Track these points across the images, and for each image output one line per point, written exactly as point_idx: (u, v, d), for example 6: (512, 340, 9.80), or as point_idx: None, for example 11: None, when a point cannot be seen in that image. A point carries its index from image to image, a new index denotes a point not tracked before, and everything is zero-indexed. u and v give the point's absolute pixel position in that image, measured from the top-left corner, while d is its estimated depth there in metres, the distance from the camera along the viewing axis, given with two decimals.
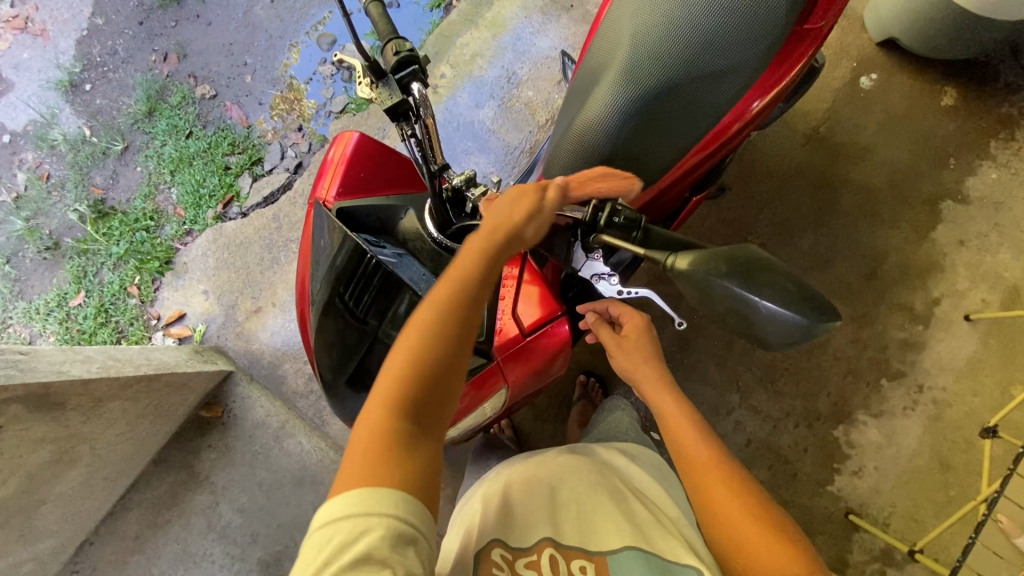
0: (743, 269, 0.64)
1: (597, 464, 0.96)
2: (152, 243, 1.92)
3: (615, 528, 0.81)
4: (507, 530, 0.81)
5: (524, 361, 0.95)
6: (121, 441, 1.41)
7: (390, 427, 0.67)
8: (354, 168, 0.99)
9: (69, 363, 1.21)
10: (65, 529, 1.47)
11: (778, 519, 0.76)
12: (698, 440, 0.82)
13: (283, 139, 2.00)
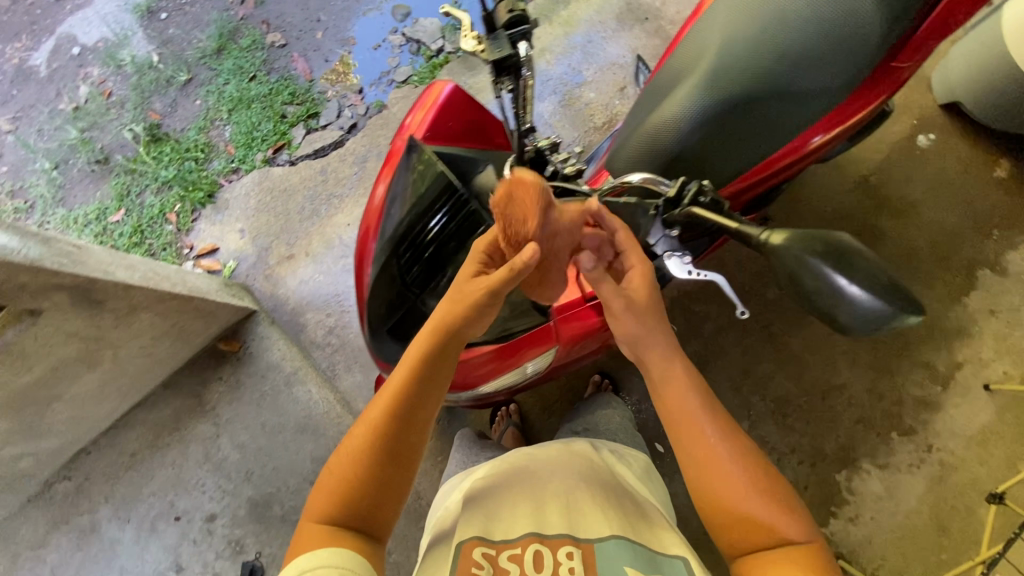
0: (839, 250, 0.59)
1: (580, 462, 1.03)
2: (198, 174, 1.95)
3: (602, 523, 0.89)
4: (502, 524, 0.89)
5: (581, 321, 1.01)
6: (141, 355, 1.42)
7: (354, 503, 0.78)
8: (444, 117, 1.01)
9: (115, 266, 1.20)
10: (69, 432, 1.49)
11: (786, 503, 0.80)
12: (705, 436, 0.82)
13: (341, 98, 2.02)
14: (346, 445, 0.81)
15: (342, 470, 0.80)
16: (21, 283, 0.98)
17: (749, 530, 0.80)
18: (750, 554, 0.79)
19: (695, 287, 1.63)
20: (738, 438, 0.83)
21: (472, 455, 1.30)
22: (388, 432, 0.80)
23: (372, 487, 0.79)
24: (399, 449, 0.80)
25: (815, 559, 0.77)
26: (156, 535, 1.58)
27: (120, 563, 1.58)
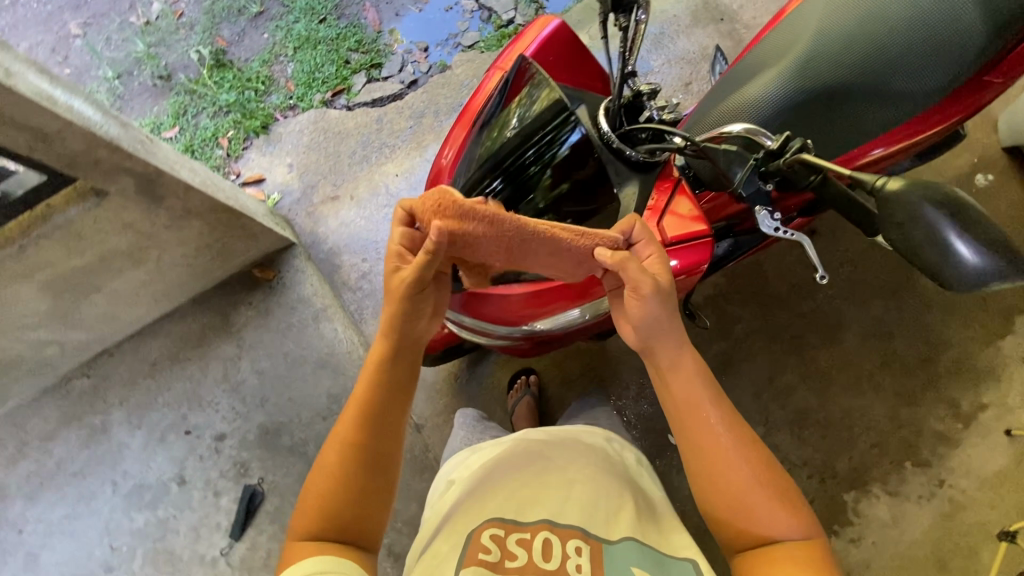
0: (957, 202, 0.54)
1: (591, 454, 1.01)
2: (254, 104, 1.96)
3: (613, 522, 0.87)
4: (506, 505, 0.88)
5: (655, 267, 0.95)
6: (181, 263, 1.43)
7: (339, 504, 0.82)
8: (545, 51, 1.04)
9: (180, 165, 1.20)
10: (98, 330, 1.50)
11: (791, 502, 0.76)
12: (710, 431, 0.79)
13: (406, 53, 2.01)
14: (319, 464, 0.85)
15: (318, 487, 0.82)
16: (98, 157, 0.99)
17: (747, 529, 0.76)
18: (751, 558, 0.75)
19: (731, 288, 1.64)
20: (741, 433, 0.79)
21: (477, 433, 1.30)
22: (356, 442, 0.85)
23: (347, 495, 0.82)
24: (372, 455, 0.85)
25: (821, 565, 0.72)
26: (164, 445, 1.59)
27: (125, 467, 1.59)
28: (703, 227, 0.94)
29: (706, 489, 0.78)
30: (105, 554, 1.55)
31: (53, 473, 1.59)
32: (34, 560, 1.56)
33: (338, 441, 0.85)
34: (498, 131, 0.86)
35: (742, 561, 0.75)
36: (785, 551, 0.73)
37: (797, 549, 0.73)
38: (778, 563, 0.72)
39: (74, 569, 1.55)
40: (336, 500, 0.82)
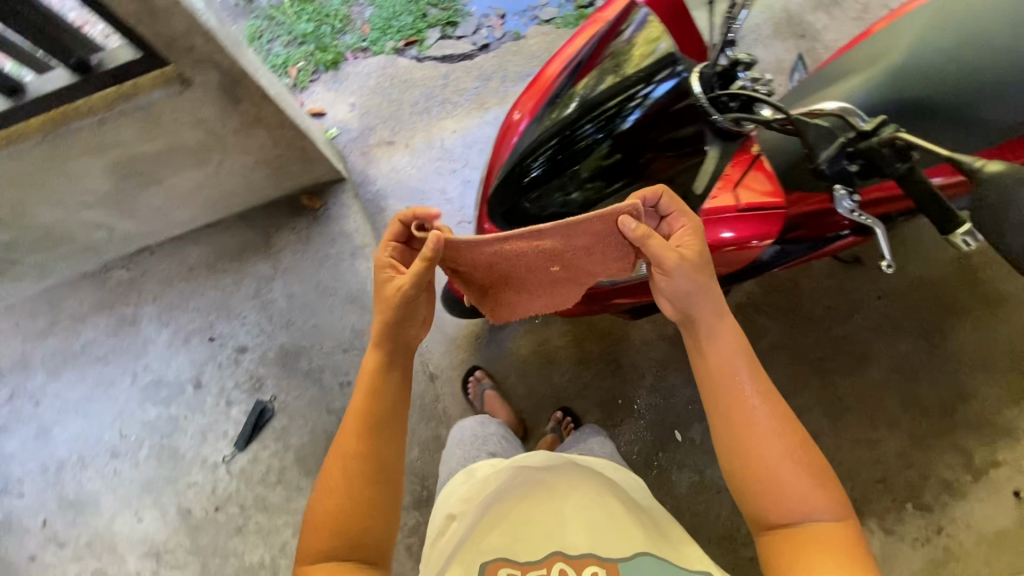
0: None
1: (593, 471, 1.00)
2: (328, 39, 1.98)
3: (626, 539, 0.86)
4: (513, 542, 0.86)
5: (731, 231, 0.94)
6: (238, 172, 1.46)
7: (351, 522, 0.78)
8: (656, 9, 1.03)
9: (262, 72, 1.23)
10: (147, 224, 1.54)
11: (825, 485, 0.76)
12: (748, 416, 0.78)
13: (483, 16, 2.02)
14: (325, 485, 0.81)
15: (329, 506, 0.79)
16: (193, 44, 1.02)
17: (779, 514, 0.76)
18: (783, 542, 0.75)
19: (765, 299, 1.64)
20: (781, 415, 0.78)
21: (474, 450, 1.20)
22: (363, 456, 0.81)
23: (360, 511, 0.79)
24: (381, 466, 0.82)
25: (851, 547, 0.73)
26: (187, 348, 1.63)
27: (147, 362, 1.63)
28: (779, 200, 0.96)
29: (740, 475, 0.78)
30: (114, 440, 1.59)
31: (78, 355, 1.64)
32: (45, 433, 1.61)
33: (344, 458, 0.82)
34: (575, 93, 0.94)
35: (773, 545, 0.76)
36: (816, 536, 0.74)
37: (828, 535, 0.74)
38: (810, 551, 0.73)
39: (81, 449, 1.60)
40: (346, 520, 0.79)
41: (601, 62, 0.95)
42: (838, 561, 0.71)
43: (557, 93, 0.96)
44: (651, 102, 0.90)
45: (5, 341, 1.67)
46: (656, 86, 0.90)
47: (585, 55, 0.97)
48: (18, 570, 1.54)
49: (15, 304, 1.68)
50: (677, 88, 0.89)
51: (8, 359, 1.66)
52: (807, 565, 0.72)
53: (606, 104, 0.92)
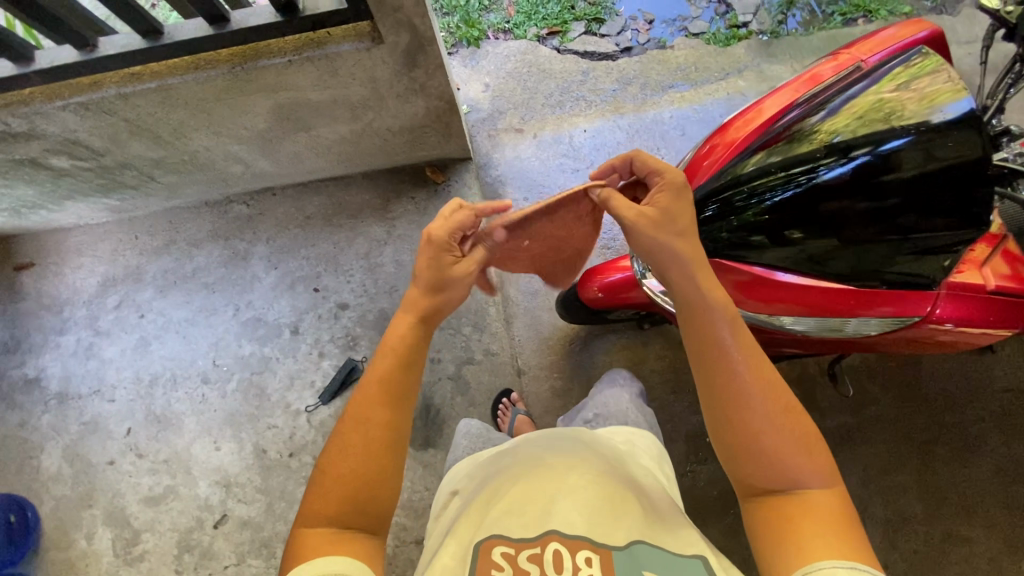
0: None
1: (597, 456, 0.89)
2: (473, 14, 1.96)
3: (623, 527, 0.75)
4: (510, 520, 0.75)
5: (969, 312, 0.82)
6: (381, 134, 1.46)
7: (354, 478, 0.73)
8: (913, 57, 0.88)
9: None
10: (281, 166, 1.57)
11: (814, 454, 0.73)
12: (735, 385, 0.75)
13: (631, 18, 1.96)
14: (327, 456, 0.75)
15: (331, 475, 0.74)
16: (401, 4, 1.02)
17: (774, 484, 0.72)
18: (778, 517, 0.71)
19: (880, 366, 1.57)
20: (768, 382, 0.75)
21: (480, 443, 1.28)
22: (370, 420, 0.75)
23: (364, 474, 0.74)
24: (386, 437, 0.75)
25: (843, 516, 0.70)
26: (291, 293, 1.66)
27: (250, 299, 1.67)
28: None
29: (728, 447, 0.75)
30: (206, 367, 1.64)
31: (188, 278, 1.69)
32: (144, 346, 1.67)
33: (357, 425, 0.75)
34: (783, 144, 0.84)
35: (766, 520, 0.72)
36: (812, 510, 0.70)
37: (824, 508, 0.70)
38: (805, 527, 0.69)
39: (175, 368, 1.65)
40: (347, 494, 0.73)
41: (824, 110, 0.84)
42: (835, 536, 0.67)
43: (770, 136, 0.86)
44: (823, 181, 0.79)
45: (123, 251, 1.73)
46: (843, 163, 0.79)
47: (792, 110, 0.87)
48: (97, 470, 1.60)
49: (139, 217, 1.74)
50: (860, 171, 0.78)
51: (122, 269, 1.72)
52: (806, 543, 0.67)
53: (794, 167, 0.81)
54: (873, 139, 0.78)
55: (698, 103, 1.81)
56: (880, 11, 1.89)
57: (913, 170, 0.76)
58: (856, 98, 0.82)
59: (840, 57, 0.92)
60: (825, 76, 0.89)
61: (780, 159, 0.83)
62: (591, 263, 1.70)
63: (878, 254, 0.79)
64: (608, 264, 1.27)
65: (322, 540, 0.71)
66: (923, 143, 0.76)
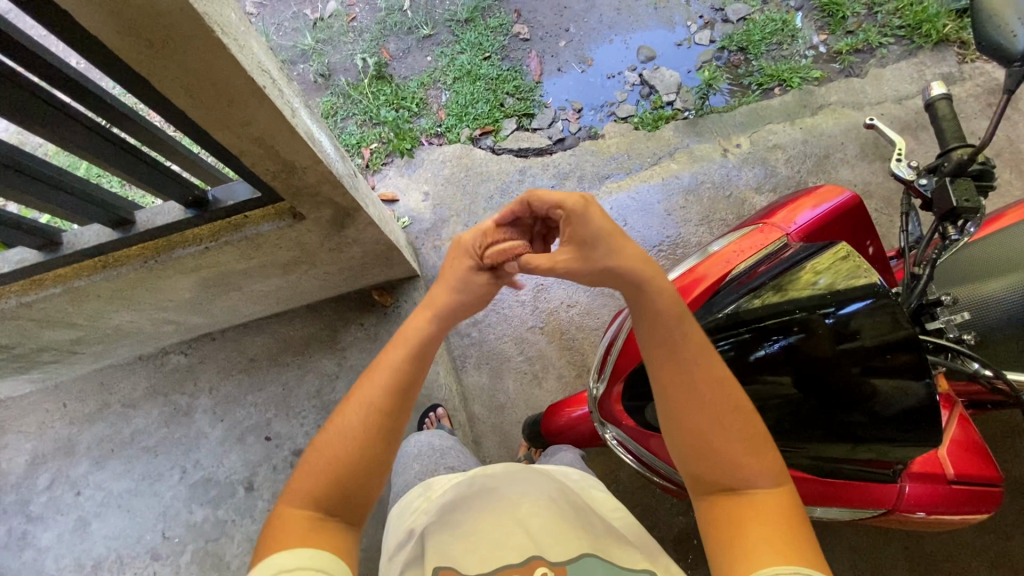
0: None
1: (550, 480, 0.90)
2: (403, 124, 1.95)
3: (577, 538, 0.78)
4: (461, 551, 0.76)
5: (934, 488, 0.88)
6: (318, 278, 1.41)
7: (346, 473, 0.72)
8: (835, 218, 0.96)
9: (371, 202, 1.20)
10: (216, 318, 1.49)
11: (761, 451, 0.72)
12: (697, 376, 0.72)
13: (560, 109, 1.99)
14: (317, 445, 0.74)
15: (312, 469, 0.72)
16: (319, 190, 0.96)
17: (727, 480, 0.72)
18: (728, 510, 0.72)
19: None
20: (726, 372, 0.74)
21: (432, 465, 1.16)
22: (359, 413, 0.73)
23: (347, 477, 0.72)
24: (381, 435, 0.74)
25: (789, 516, 0.70)
26: (241, 446, 1.56)
27: (198, 457, 1.56)
28: (984, 465, 0.92)
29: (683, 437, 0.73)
30: (156, 541, 1.51)
31: (127, 443, 1.58)
32: (84, 527, 1.53)
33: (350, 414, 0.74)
34: (745, 301, 0.85)
35: (716, 511, 0.73)
36: (761, 509, 0.70)
37: (767, 506, 0.70)
38: (752, 522, 0.69)
39: (120, 548, 1.51)
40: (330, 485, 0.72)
41: (770, 273, 0.88)
42: (782, 537, 0.67)
43: (729, 295, 0.88)
44: (801, 335, 0.80)
45: (51, 423, 1.60)
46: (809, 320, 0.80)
47: (742, 268, 0.91)
48: None
49: (64, 383, 1.61)
50: (830, 331, 0.79)
51: (52, 443, 1.58)
52: (747, 542, 0.68)
53: (763, 323, 0.82)
54: (835, 299, 0.80)
55: (635, 190, 1.85)
56: (794, 79, 1.97)
57: (876, 337, 0.78)
58: (819, 256, 0.85)
59: (777, 213, 0.98)
60: (766, 236, 0.94)
61: (757, 307, 0.84)
62: (553, 366, 1.67)
63: (836, 450, 0.81)
64: (577, 395, 1.25)
65: (294, 531, 0.69)
66: (889, 308, 0.78)
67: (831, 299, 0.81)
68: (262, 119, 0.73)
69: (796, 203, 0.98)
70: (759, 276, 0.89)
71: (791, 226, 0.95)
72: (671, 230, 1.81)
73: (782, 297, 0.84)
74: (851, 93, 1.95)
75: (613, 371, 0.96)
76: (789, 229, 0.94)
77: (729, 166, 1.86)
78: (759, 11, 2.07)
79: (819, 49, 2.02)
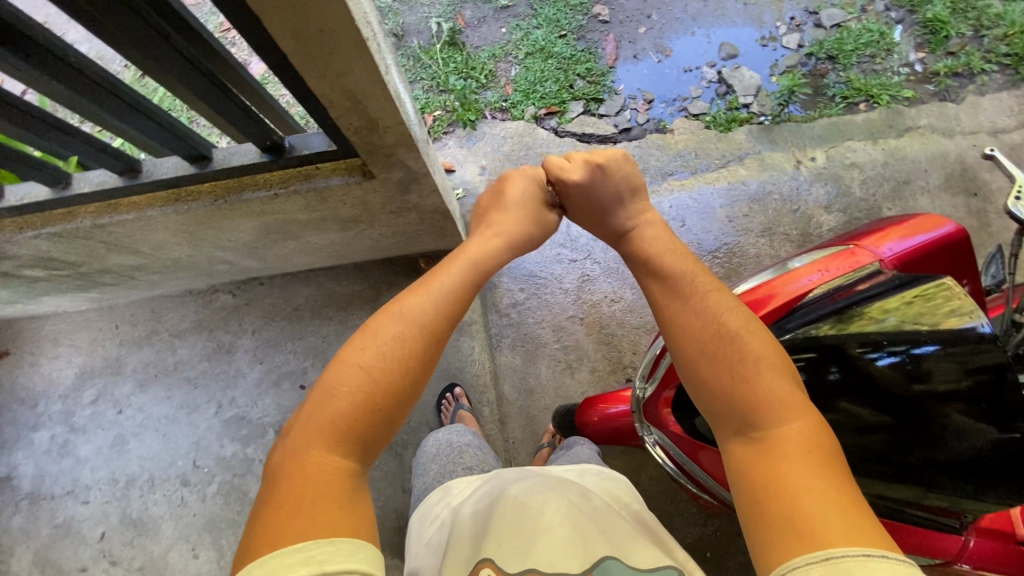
0: None
1: (561, 483, 0.84)
2: (469, 95, 1.92)
3: (599, 539, 0.73)
4: (497, 541, 0.74)
5: (1003, 549, 0.85)
6: (372, 238, 1.41)
7: (361, 384, 0.73)
8: (927, 250, 0.95)
9: (437, 172, 1.20)
10: (268, 264, 1.51)
11: (784, 395, 0.72)
12: (705, 325, 0.80)
13: (630, 97, 1.93)
14: (326, 387, 0.74)
15: (321, 414, 0.72)
16: (394, 152, 0.95)
17: (743, 416, 0.72)
18: (757, 456, 0.69)
19: None
20: (719, 305, 0.82)
21: (449, 471, 1.15)
22: (375, 339, 0.76)
23: (361, 396, 0.73)
24: (420, 359, 0.77)
25: (821, 456, 0.66)
26: (276, 390, 1.60)
27: (234, 395, 1.61)
28: None
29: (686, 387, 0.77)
30: (186, 467, 1.57)
31: (170, 371, 1.63)
32: (122, 444, 1.60)
33: (374, 340, 0.77)
34: (816, 324, 0.90)
35: (742, 463, 0.70)
36: (787, 444, 0.68)
37: (796, 446, 0.67)
38: (783, 467, 0.66)
39: (153, 469, 1.58)
40: (347, 422, 0.71)
41: (848, 298, 0.91)
42: (816, 482, 0.63)
43: (801, 315, 0.92)
44: (868, 369, 0.83)
45: (103, 341, 1.67)
46: (879, 355, 0.83)
47: (818, 289, 0.95)
48: None
49: (118, 306, 1.68)
50: (901, 369, 0.80)
51: (101, 360, 1.66)
52: (782, 488, 0.64)
53: (828, 350, 0.87)
54: (909, 339, 0.81)
55: (697, 191, 1.79)
56: (883, 97, 1.86)
57: (949, 383, 0.78)
58: (892, 295, 0.87)
59: (864, 237, 1.00)
60: (850, 259, 0.96)
61: (825, 332, 0.89)
62: (589, 358, 1.65)
63: (904, 492, 0.82)
64: (614, 393, 1.25)
65: (312, 506, 0.65)
66: (959, 355, 0.77)
67: (907, 336, 0.81)
68: (357, 71, 0.73)
69: (889, 229, 0.99)
70: (835, 299, 0.92)
71: (879, 252, 0.96)
72: (729, 237, 1.75)
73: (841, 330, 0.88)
74: (943, 118, 1.83)
75: (661, 378, 0.96)
76: (880, 255, 0.95)
77: (800, 179, 1.78)
78: (856, 19, 1.95)
79: (915, 67, 1.90)
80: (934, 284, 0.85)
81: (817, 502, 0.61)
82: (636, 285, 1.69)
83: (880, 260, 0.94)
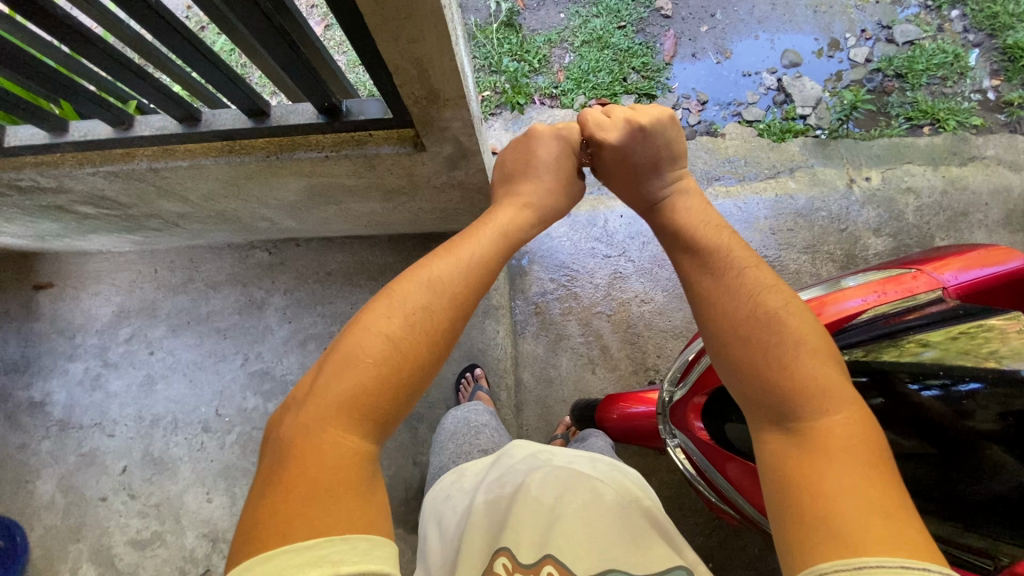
0: None
1: (570, 477, 0.81)
2: (521, 78, 1.89)
3: (600, 548, 0.70)
4: (516, 530, 0.73)
5: None
6: (412, 211, 1.42)
7: (378, 344, 0.67)
8: (993, 282, 0.94)
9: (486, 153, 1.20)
10: (307, 226, 1.53)
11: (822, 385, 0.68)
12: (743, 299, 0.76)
13: (684, 96, 1.89)
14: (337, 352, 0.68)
15: (334, 390, 0.65)
16: (449, 126, 0.95)
17: (779, 404, 0.69)
18: (793, 445, 0.66)
19: None
20: (762, 288, 0.76)
21: (464, 448, 1.15)
22: (402, 302, 0.70)
23: (380, 365, 0.66)
24: (438, 312, 0.71)
25: (854, 447, 0.64)
26: (301, 350, 1.63)
27: (260, 350, 1.64)
28: None
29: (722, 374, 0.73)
30: (208, 415, 1.61)
31: (201, 320, 1.68)
32: (151, 384, 1.65)
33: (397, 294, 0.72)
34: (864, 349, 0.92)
35: (778, 453, 0.67)
36: (829, 440, 0.65)
37: (832, 434, 0.65)
38: (815, 463, 0.63)
39: (177, 412, 1.63)
40: (363, 397, 0.65)
41: (902, 325, 0.93)
42: (848, 476, 0.61)
43: (850, 337, 0.94)
44: (907, 398, 0.84)
45: (141, 283, 1.72)
46: (918, 386, 0.84)
47: (870, 311, 0.95)
48: (88, 505, 1.57)
49: (159, 251, 1.72)
50: (940, 402, 0.81)
51: (138, 302, 1.71)
52: (811, 481, 0.62)
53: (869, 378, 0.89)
54: (955, 374, 0.81)
55: (742, 199, 1.75)
56: (950, 122, 1.79)
57: (992, 422, 0.77)
58: (938, 328, 0.89)
59: (927, 262, 0.99)
60: (910, 284, 0.96)
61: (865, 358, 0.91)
62: (613, 357, 1.64)
63: (940, 527, 0.82)
64: (637, 393, 1.27)
65: (321, 491, 0.60)
66: (1000, 395, 0.76)
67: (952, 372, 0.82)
68: (428, 39, 0.72)
69: (955, 256, 0.97)
70: (885, 323, 0.94)
71: (941, 279, 0.95)
72: (770, 251, 1.71)
73: (875, 357, 0.91)
74: (1012, 151, 1.75)
75: (692, 383, 0.97)
76: (942, 282, 0.94)
77: (851, 198, 1.73)
78: (931, 37, 1.87)
79: (986, 94, 1.82)
80: (981, 323, 0.85)
81: (850, 502, 0.59)
82: (667, 288, 1.67)
83: (942, 288, 0.93)
